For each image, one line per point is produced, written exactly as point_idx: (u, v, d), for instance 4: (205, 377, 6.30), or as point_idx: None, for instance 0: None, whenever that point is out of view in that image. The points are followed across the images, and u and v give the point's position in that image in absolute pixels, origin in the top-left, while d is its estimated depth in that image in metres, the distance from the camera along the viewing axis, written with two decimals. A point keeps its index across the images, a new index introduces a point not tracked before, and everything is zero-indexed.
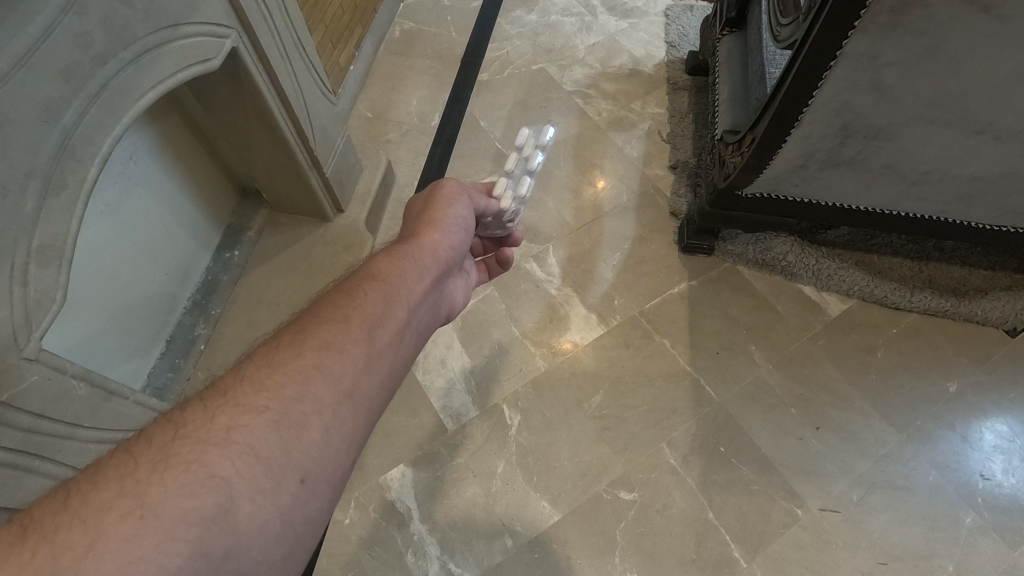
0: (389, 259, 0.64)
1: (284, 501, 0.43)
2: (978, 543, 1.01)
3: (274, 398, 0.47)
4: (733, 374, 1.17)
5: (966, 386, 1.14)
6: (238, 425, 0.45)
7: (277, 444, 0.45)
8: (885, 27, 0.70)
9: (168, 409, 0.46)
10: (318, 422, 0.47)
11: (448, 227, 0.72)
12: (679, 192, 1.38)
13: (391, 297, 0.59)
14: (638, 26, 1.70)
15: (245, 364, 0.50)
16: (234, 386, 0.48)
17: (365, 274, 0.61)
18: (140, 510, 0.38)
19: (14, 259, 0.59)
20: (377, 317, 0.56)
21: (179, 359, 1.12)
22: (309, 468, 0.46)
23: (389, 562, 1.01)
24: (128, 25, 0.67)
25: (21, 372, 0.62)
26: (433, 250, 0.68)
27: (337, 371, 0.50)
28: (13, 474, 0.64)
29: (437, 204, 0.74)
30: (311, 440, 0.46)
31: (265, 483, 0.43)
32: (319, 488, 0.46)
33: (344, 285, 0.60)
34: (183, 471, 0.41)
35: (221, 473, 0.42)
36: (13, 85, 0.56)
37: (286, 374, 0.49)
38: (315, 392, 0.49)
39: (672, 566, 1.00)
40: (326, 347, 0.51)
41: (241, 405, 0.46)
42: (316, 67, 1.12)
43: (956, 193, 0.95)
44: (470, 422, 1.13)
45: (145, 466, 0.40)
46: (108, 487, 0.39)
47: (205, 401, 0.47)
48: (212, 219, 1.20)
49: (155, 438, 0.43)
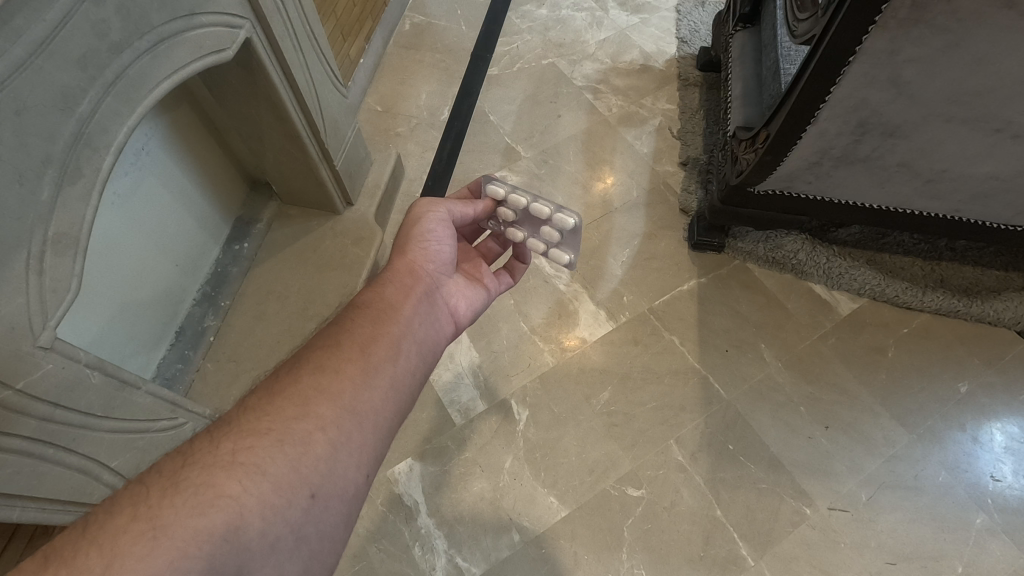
0: (376, 286, 0.65)
1: (294, 517, 0.44)
2: (989, 544, 1.00)
3: (276, 419, 0.48)
4: (743, 372, 1.17)
5: (977, 387, 1.14)
6: (244, 447, 0.45)
7: (284, 462, 0.45)
8: (907, 23, 0.69)
9: (178, 443, 0.47)
10: (322, 438, 0.48)
11: (427, 242, 0.70)
12: (690, 189, 1.37)
13: (381, 318, 0.60)
14: (649, 21, 1.69)
15: (248, 397, 0.51)
16: (238, 415, 0.49)
17: (352, 306, 0.63)
18: (153, 531, 0.38)
19: (30, 249, 0.59)
20: (368, 336, 0.57)
21: (188, 351, 1.12)
22: (318, 484, 0.46)
23: (396, 555, 1.02)
24: (144, 14, 0.67)
25: (35, 361, 0.62)
26: (414, 270, 0.67)
27: (335, 390, 0.51)
28: (25, 461, 0.65)
29: (408, 221, 0.71)
30: (318, 455, 0.47)
31: (274, 499, 0.43)
32: (330, 503, 0.47)
33: (337, 317, 0.61)
34: (192, 493, 0.41)
35: (229, 492, 0.42)
36: (31, 72, 0.56)
37: (285, 399, 0.50)
38: (316, 411, 0.49)
39: (679, 562, 1.00)
40: (321, 369, 0.53)
41: (245, 430, 0.47)
42: (327, 58, 1.11)
43: (972, 192, 0.95)
44: (478, 416, 1.13)
45: (156, 491, 0.41)
46: (122, 512, 0.39)
47: (213, 430, 0.47)
48: (222, 211, 1.20)
49: (164, 467, 0.44)
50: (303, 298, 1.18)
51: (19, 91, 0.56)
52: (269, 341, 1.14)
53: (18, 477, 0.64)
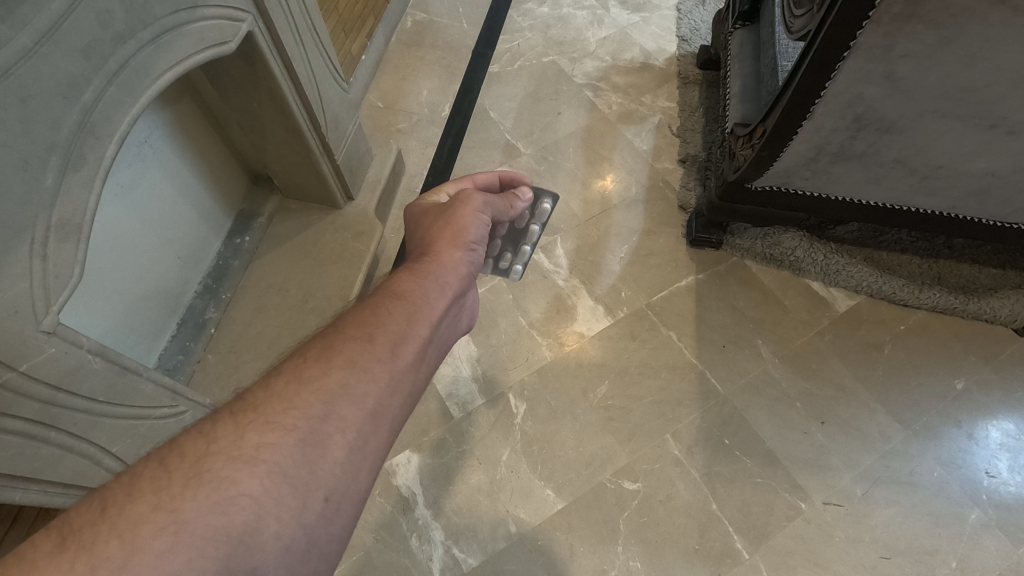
0: (413, 276, 0.59)
1: (309, 521, 0.40)
2: (983, 540, 1.01)
3: (301, 415, 0.43)
4: (739, 367, 1.17)
5: (973, 384, 1.14)
6: (267, 442, 0.41)
7: (302, 462, 0.41)
8: (900, 18, 0.70)
9: (200, 423, 0.43)
10: (342, 441, 0.44)
11: (470, 244, 0.66)
12: (689, 186, 1.38)
13: (415, 316, 0.54)
14: (650, 20, 1.70)
15: (273, 378, 0.46)
16: (263, 402, 0.44)
17: (386, 292, 0.56)
18: (174, 525, 0.36)
19: (34, 234, 0.60)
20: (402, 335, 0.52)
21: (190, 342, 1.13)
22: (333, 487, 0.42)
23: (393, 546, 1.02)
24: (148, 6, 0.68)
25: (38, 345, 0.63)
26: (458, 268, 0.62)
27: (361, 391, 0.46)
28: (27, 443, 0.66)
29: (450, 217, 0.67)
30: (336, 459, 0.43)
31: (291, 502, 0.40)
32: (343, 507, 0.42)
33: (368, 302, 0.55)
34: (214, 488, 0.38)
35: (249, 491, 0.39)
36: (35, 61, 0.57)
37: (312, 393, 0.45)
38: (340, 411, 0.45)
39: (674, 555, 1.01)
40: (351, 365, 0.47)
41: (269, 422, 0.43)
42: (328, 53, 1.12)
43: (968, 189, 0.95)
44: (477, 409, 1.14)
45: (179, 480, 0.38)
46: (145, 500, 0.37)
47: (236, 414, 0.43)
48: (224, 204, 1.21)
49: (187, 451, 0.40)
50: (304, 292, 1.20)
51: (25, 79, 0.57)
52: (269, 333, 1.15)
53: (19, 457, 0.65)
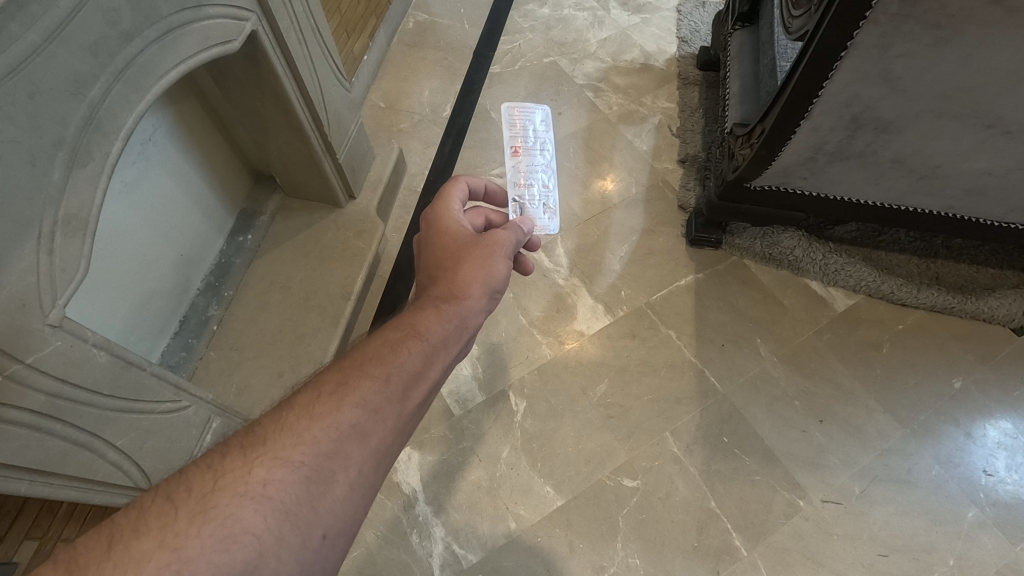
0: (431, 315, 0.59)
1: (306, 558, 0.41)
2: (980, 537, 1.02)
3: (309, 452, 0.44)
4: (738, 365, 1.18)
5: (971, 382, 1.15)
6: (274, 478, 0.42)
7: (305, 499, 0.42)
8: (896, 18, 0.71)
9: (206, 456, 0.44)
10: (344, 478, 0.45)
11: (491, 288, 0.65)
12: (688, 186, 1.39)
13: (428, 357, 0.55)
14: (650, 21, 1.71)
15: (284, 411, 0.47)
16: (273, 436, 0.45)
17: (401, 328, 0.57)
18: (176, 564, 0.36)
19: (42, 227, 0.61)
20: (412, 376, 0.53)
21: (192, 340, 1.14)
22: (331, 524, 0.43)
23: (393, 542, 1.03)
24: (154, 5, 0.69)
25: (43, 338, 0.63)
26: (475, 311, 0.62)
27: (369, 430, 0.48)
28: (35, 434, 0.66)
29: (476, 258, 0.66)
30: (336, 496, 0.44)
31: (292, 540, 0.41)
32: (339, 543, 0.44)
33: (384, 337, 0.55)
34: (218, 525, 0.39)
35: (252, 529, 0.40)
36: (45, 57, 0.58)
37: (322, 429, 0.46)
38: (347, 450, 0.46)
39: (673, 551, 1.02)
40: (363, 404, 0.48)
41: (276, 457, 0.43)
42: (331, 53, 1.14)
43: (966, 188, 0.96)
44: (478, 406, 1.15)
45: (185, 516, 0.39)
46: (149, 537, 0.37)
47: (245, 446, 0.44)
48: (227, 202, 1.22)
49: (194, 486, 0.41)
50: (305, 291, 1.20)
51: (34, 74, 0.58)
52: (271, 332, 1.16)
53: (26, 450, 0.65)
